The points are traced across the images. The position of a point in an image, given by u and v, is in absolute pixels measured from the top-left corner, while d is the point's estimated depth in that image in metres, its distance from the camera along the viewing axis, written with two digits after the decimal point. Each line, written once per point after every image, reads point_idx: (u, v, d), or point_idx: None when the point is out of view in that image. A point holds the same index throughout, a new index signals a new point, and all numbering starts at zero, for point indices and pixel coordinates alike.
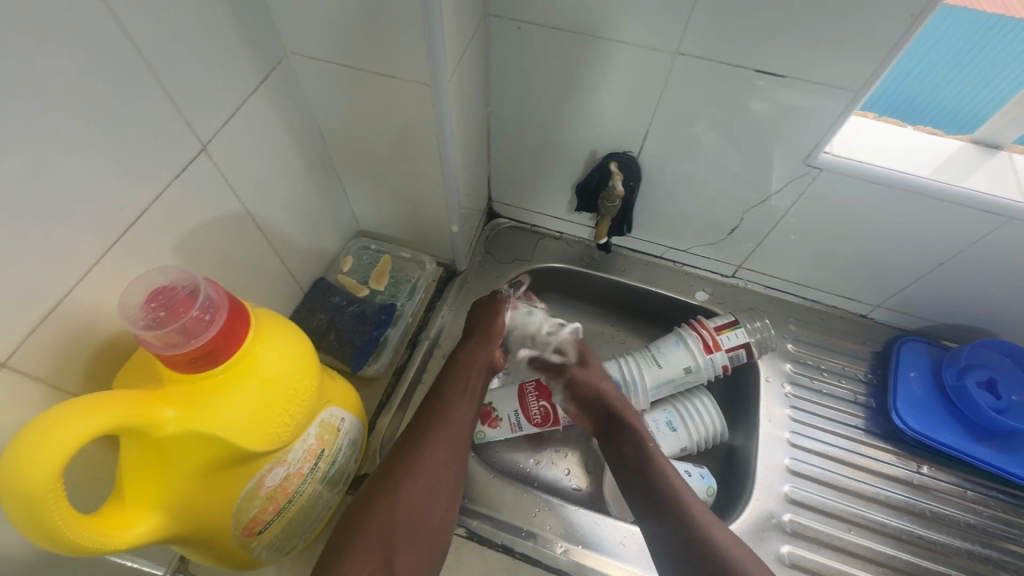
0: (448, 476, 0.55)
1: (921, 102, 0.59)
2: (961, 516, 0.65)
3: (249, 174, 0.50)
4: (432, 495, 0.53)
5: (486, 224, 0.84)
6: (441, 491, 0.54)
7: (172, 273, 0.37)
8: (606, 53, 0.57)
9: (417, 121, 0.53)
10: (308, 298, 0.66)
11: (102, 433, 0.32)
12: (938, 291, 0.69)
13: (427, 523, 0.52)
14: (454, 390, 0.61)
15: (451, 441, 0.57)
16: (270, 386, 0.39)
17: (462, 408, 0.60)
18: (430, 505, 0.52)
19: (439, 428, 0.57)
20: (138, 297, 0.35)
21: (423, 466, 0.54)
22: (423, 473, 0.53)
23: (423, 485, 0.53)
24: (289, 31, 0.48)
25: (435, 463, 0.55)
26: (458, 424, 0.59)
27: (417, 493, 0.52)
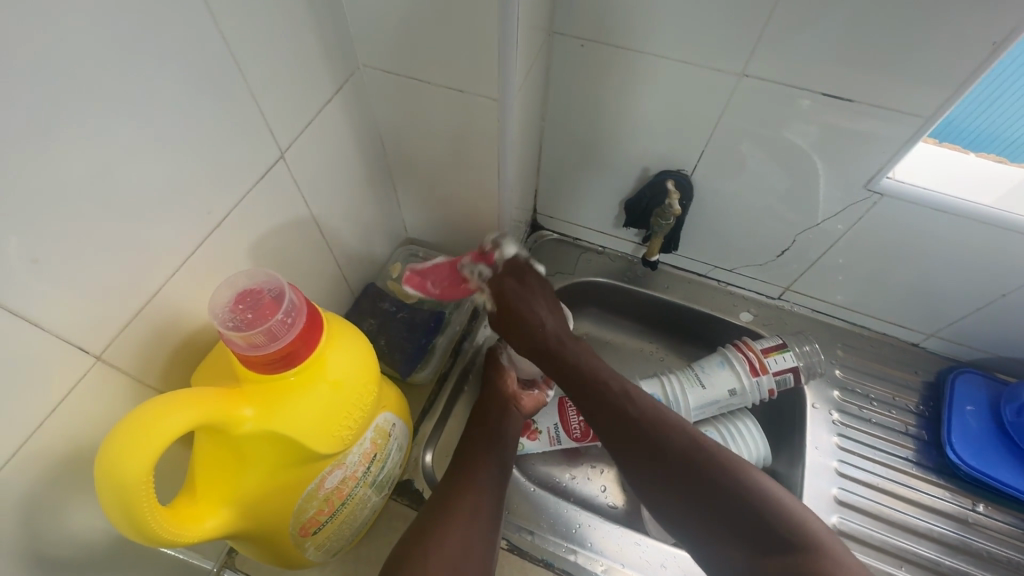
0: (483, 523, 0.53)
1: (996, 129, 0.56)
2: (1019, 558, 0.63)
3: (316, 181, 0.51)
4: (467, 540, 0.50)
5: (529, 235, 0.85)
6: (477, 538, 0.51)
7: (258, 276, 0.38)
8: (668, 73, 0.57)
9: (479, 133, 0.54)
10: (357, 303, 0.66)
11: (188, 428, 0.33)
12: (997, 324, 0.67)
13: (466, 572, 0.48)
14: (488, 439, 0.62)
15: (481, 490, 0.55)
16: (338, 390, 0.40)
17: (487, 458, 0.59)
18: (467, 555, 0.50)
19: (471, 475, 0.57)
20: (226, 297, 0.36)
21: (458, 513, 0.52)
22: (456, 519, 0.52)
23: (456, 534, 0.50)
24: (364, 44, 0.50)
25: (469, 510, 0.53)
26: (488, 474, 0.58)
27: (455, 541, 0.50)
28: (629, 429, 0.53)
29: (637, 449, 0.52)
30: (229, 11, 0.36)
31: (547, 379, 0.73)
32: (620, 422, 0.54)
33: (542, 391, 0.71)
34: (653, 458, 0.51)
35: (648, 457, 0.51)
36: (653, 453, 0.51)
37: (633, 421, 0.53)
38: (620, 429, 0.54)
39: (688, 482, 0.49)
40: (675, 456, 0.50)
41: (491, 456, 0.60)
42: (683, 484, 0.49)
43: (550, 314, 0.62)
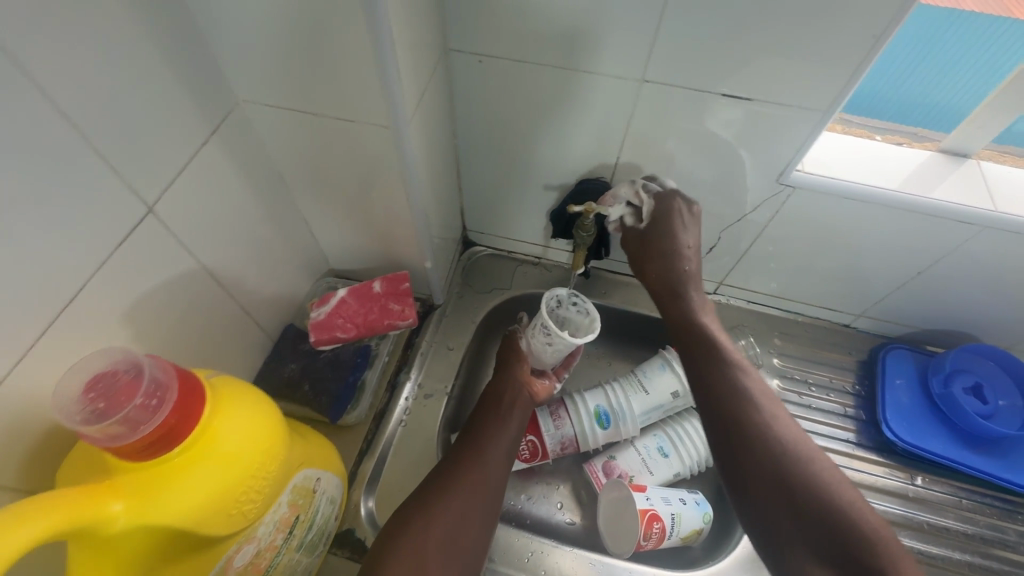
0: (482, 499, 0.54)
1: (891, 96, 0.59)
2: (959, 526, 0.65)
3: (203, 228, 0.47)
4: (465, 512, 0.52)
5: (462, 253, 0.82)
6: (474, 516, 0.53)
7: (107, 354, 0.33)
8: (572, 82, 0.56)
9: (381, 161, 0.52)
10: (276, 348, 0.62)
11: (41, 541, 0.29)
12: (917, 300, 0.69)
13: (462, 542, 0.51)
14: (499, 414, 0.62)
15: (487, 468, 0.56)
16: (231, 465, 0.36)
17: (499, 437, 0.60)
18: (463, 530, 0.52)
19: (475, 455, 0.57)
20: (73, 387, 0.31)
21: (460, 489, 0.54)
22: (456, 497, 0.53)
23: (459, 510, 0.52)
24: (239, 78, 0.46)
25: (474, 489, 0.54)
26: (493, 454, 0.58)
27: (454, 517, 0.52)
28: (734, 409, 0.51)
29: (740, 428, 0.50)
30: (49, 64, 0.32)
31: (558, 370, 0.72)
32: (732, 400, 0.52)
33: (552, 381, 0.70)
34: (750, 440, 0.49)
35: (744, 437, 0.50)
36: (751, 437, 0.49)
37: (737, 401, 0.52)
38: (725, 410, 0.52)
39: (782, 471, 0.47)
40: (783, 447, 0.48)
41: (502, 436, 0.60)
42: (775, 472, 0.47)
43: (689, 232, 0.61)
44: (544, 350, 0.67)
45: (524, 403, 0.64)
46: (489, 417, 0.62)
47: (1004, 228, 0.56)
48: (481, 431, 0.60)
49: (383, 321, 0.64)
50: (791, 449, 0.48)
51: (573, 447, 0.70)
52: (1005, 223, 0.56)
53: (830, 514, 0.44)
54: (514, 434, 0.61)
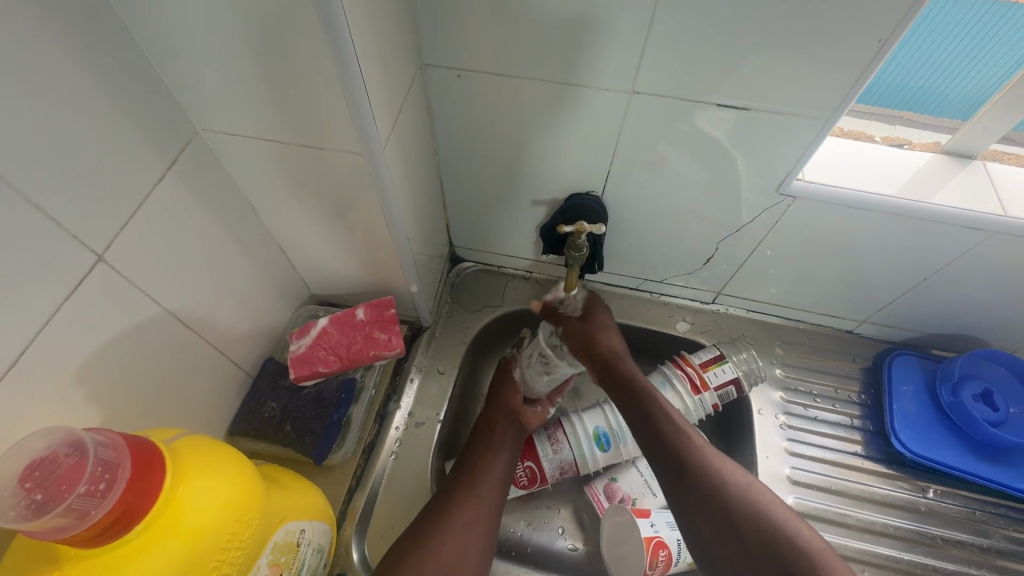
0: (478, 536, 0.51)
1: (909, 86, 0.54)
2: (972, 539, 0.63)
3: (165, 270, 0.44)
4: (462, 551, 0.50)
5: (450, 270, 0.79)
6: (472, 552, 0.50)
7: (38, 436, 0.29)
8: (555, 96, 0.53)
9: (357, 188, 0.48)
10: (256, 385, 0.58)
11: None
12: (923, 305, 0.67)
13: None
14: (490, 447, 0.60)
15: (483, 499, 0.54)
16: (199, 539, 0.33)
17: (495, 466, 0.58)
18: (459, 566, 0.49)
19: (470, 484, 0.55)
20: (7, 479, 0.28)
21: (456, 521, 0.51)
22: (452, 531, 0.51)
23: (455, 545, 0.50)
24: (197, 108, 0.43)
25: (470, 521, 0.52)
26: (489, 483, 0.56)
27: (450, 552, 0.49)
28: (727, 533, 0.47)
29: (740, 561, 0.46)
30: None
31: (552, 397, 0.69)
32: (718, 525, 0.48)
33: (545, 409, 0.66)
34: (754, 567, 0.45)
35: (698, 497, 0.49)
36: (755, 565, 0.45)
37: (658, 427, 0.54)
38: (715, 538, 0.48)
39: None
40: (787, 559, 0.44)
41: (498, 463, 0.58)
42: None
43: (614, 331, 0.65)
44: (540, 381, 0.67)
45: (515, 433, 0.63)
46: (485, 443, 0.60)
47: (1014, 233, 0.54)
48: (473, 464, 0.57)
49: (367, 350, 0.61)
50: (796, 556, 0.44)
51: (572, 471, 0.67)
52: (1015, 228, 0.53)
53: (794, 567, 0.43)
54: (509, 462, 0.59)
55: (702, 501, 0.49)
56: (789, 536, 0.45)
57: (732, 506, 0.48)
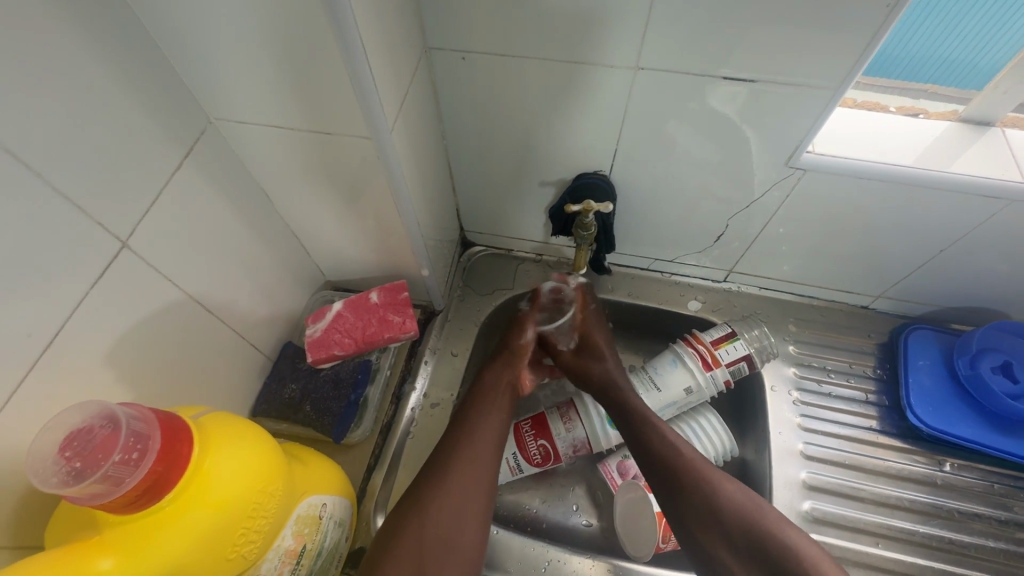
0: (478, 499, 0.55)
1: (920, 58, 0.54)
2: (990, 512, 0.63)
3: (185, 257, 0.46)
4: (460, 511, 0.53)
5: (461, 255, 0.80)
6: (470, 514, 0.53)
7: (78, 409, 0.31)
8: (560, 74, 0.53)
9: (366, 172, 0.49)
10: (276, 368, 0.60)
11: None
12: (939, 278, 0.66)
13: (459, 537, 0.52)
14: (484, 405, 0.62)
15: (479, 462, 0.57)
16: (225, 509, 0.35)
17: (489, 429, 0.60)
18: (458, 525, 0.52)
19: (466, 447, 0.57)
20: (49, 448, 0.30)
21: (453, 486, 0.54)
22: (450, 494, 0.54)
23: (453, 506, 0.53)
24: (211, 97, 0.44)
25: (467, 483, 0.55)
26: (483, 446, 0.58)
27: (447, 513, 0.52)
28: (723, 540, 0.51)
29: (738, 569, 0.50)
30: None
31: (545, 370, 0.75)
32: (711, 536, 0.52)
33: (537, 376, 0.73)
34: (748, 569, 0.50)
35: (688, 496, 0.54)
36: (747, 564, 0.50)
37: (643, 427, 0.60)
38: (713, 548, 0.52)
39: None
40: (781, 562, 0.48)
41: (491, 427, 0.60)
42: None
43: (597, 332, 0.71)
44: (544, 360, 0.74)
45: (507, 388, 0.66)
46: (478, 406, 0.62)
47: None
48: (471, 420, 0.60)
49: (382, 333, 0.62)
50: (781, 558, 0.48)
51: (585, 449, 0.68)
52: None
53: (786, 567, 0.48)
54: (501, 426, 0.62)
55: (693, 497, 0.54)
56: (772, 540, 0.50)
57: (726, 513, 0.52)
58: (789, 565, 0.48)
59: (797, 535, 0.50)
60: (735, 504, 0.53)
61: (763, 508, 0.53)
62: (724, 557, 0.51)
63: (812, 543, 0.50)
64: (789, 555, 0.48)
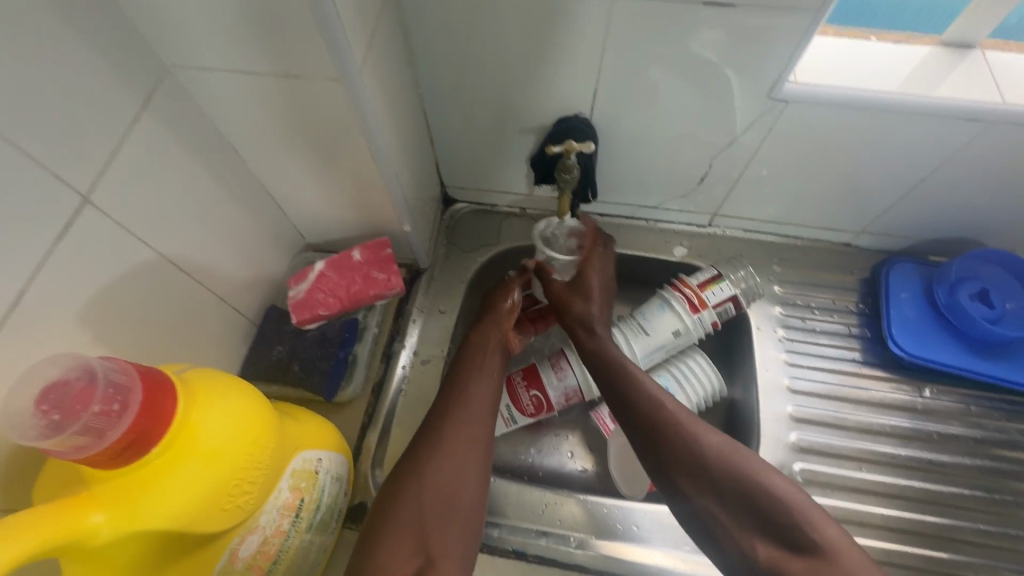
0: (474, 459, 0.55)
1: None
2: (967, 432, 0.65)
3: (153, 215, 0.44)
4: (459, 471, 0.54)
5: (443, 212, 0.79)
6: (468, 473, 0.54)
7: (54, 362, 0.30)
8: (534, 7, 0.50)
9: (337, 120, 0.47)
10: (260, 332, 0.59)
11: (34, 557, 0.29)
12: (921, 209, 0.66)
13: (458, 499, 0.53)
14: (473, 370, 0.61)
15: (472, 425, 0.57)
16: (216, 460, 0.34)
17: (482, 392, 0.60)
18: (458, 484, 0.53)
19: (459, 411, 0.57)
20: (25, 402, 0.29)
21: (449, 449, 0.54)
22: (446, 457, 0.54)
23: (450, 470, 0.53)
24: (164, 42, 0.41)
25: (462, 446, 0.55)
26: (476, 408, 0.58)
27: (445, 478, 0.53)
28: (712, 489, 0.51)
29: (725, 515, 0.50)
30: None
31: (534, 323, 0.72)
32: (700, 484, 0.52)
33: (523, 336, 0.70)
34: (736, 518, 0.49)
35: (677, 449, 0.54)
36: (734, 515, 0.50)
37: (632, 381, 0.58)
38: (700, 498, 0.51)
39: (771, 545, 0.47)
40: (767, 511, 0.48)
41: (484, 386, 0.60)
42: (768, 554, 0.47)
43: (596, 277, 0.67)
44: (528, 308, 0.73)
45: (496, 350, 0.64)
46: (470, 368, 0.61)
47: (1016, 121, 0.52)
48: (462, 385, 0.60)
49: (368, 290, 0.61)
50: (770, 505, 0.48)
51: (577, 398, 0.69)
52: (1016, 116, 0.52)
53: (777, 514, 0.48)
54: (492, 388, 0.61)
55: (682, 449, 0.53)
56: (760, 486, 0.49)
57: (711, 463, 0.52)
58: (778, 515, 0.48)
59: (781, 481, 0.50)
60: (720, 453, 0.52)
61: (746, 456, 0.52)
62: (712, 507, 0.51)
63: (799, 488, 0.50)
64: (777, 502, 0.48)
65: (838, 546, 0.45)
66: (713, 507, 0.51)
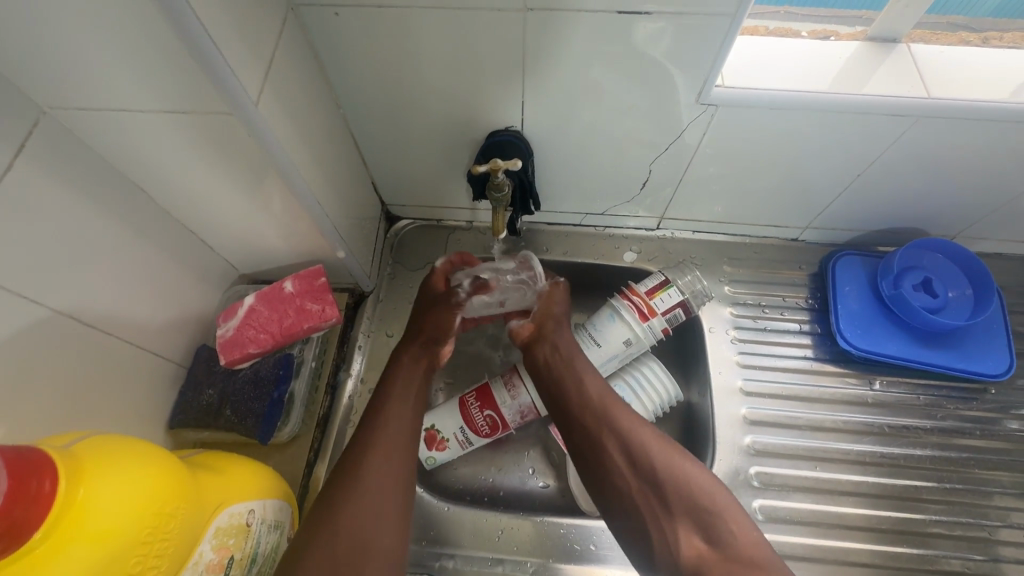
0: (388, 496, 0.50)
1: None
2: (918, 422, 0.66)
3: (41, 268, 0.41)
4: (376, 503, 0.49)
5: (387, 231, 0.76)
6: (387, 512, 0.49)
7: None
8: (447, 23, 0.48)
9: (242, 152, 0.44)
10: (190, 375, 0.56)
11: None
12: (862, 203, 0.66)
13: (368, 547, 0.47)
14: (393, 393, 0.57)
15: (391, 450, 0.53)
16: (111, 537, 0.32)
17: (401, 412, 0.56)
18: (375, 524, 0.48)
19: (381, 434, 0.53)
20: None
21: (368, 477, 0.50)
22: (365, 483, 0.50)
23: (369, 508, 0.49)
24: (35, 83, 0.38)
25: (380, 479, 0.51)
26: (397, 434, 0.54)
27: (362, 515, 0.48)
28: (638, 488, 0.52)
29: (650, 513, 0.51)
30: None
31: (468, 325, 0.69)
32: (629, 485, 0.52)
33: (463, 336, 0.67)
34: (664, 516, 0.51)
35: (604, 452, 0.54)
36: (663, 510, 0.51)
37: (561, 388, 0.59)
38: (634, 500, 0.52)
39: (697, 539, 0.49)
40: (690, 504, 0.50)
41: (402, 416, 0.56)
42: (693, 548, 0.49)
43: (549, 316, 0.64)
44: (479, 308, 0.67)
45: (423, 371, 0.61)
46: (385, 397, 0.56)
47: (942, 115, 0.52)
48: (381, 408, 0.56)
49: (301, 323, 0.58)
50: (690, 497, 0.50)
51: (532, 415, 0.67)
52: (942, 110, 0.52)
53: (696, 505, 0.50)
54: (414, 410, 0.58)
55: (608, 453, 0.54)
56: (680, 478, 0.51)
57: (641, 459, 0.53)
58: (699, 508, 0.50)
59: (700, 472, 0.52)
60: (649, 449, 0.53)
61: (668, 448, 0.54)
62: (642, 505, 0.52)
63: (714, 476, 0.52)
64: (696, 492, 0.50)
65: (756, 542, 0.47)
66: (641, 503, 0.52)
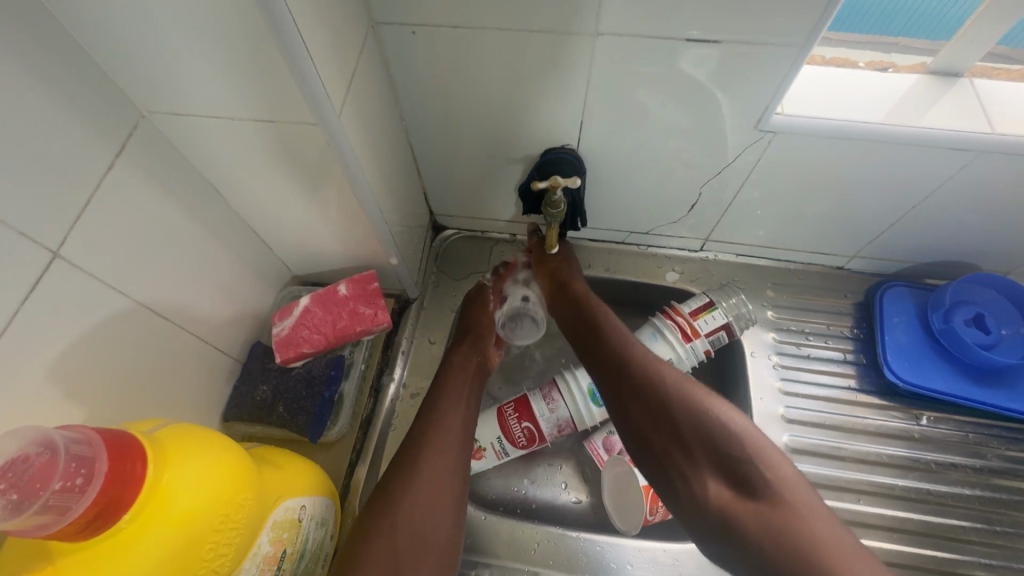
0: (448, 486, 0.53)
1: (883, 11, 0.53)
2: (966, 461, 0.64)
3: (126, 262, 0.43)
4: (434, 502, 0.51)
5: (434, 239, 0.78)
6: (445, 506, 0.52)
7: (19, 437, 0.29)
8: (517, 44, 0.50)
9: (316, 159, 0.46)
10: (245, 370, 0.58)
11: None
12: (914, 235, 0.66)
13: (427, 538, 0.49)
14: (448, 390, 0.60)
15: (450, 453, 0.55)
16: (190, 522, 0.33)
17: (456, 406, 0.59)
18: (434, 520, 0.50)
19: (438, 434, 0.55)
20: None
21: (423, 479, 0.52)
22: (421, 490, 0.51)
23: (419, 515, 0.50)
24: (137, 89, 0.41)
25: (434, 474, 0.53)
26: (451, 434, 0.56)
27: (418, 506, 0.50)
28: (669, 429, 0.51)
29: (680, 457, 0.50)
30: None
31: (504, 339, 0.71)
32: (658, 427, 0.52)
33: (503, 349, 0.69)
34: (690, 459, 0.49)
35: (636, 394, 0.54)
36: (690, 452, 0.49)
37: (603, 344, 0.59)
38: (660, 445, 0.51)
39: (722, 485, 0.47)
40: (721, 447, 0.48)
41: (454, 411, 0.58)
42: (717, 491, 0.47)
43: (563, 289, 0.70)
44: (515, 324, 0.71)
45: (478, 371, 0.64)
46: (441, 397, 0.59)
47: (1006, 151, 0.52)
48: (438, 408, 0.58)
49: (354, 326, 0.60)
50: (722, 441, 0.48)
51: (569, 429, 0.67)
52: (1006, 146, 0.51)
53: (726, 447, 0.48)
54: (470, 409, 0.60)
55: (639, 397, 0.53)
56: (710, 419, 0.49)
57: (671, 402, 0.52)
58: (733, 451, 0.48)
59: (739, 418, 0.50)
60: (678, 385, 0.53)
61: (700, 390, 0.53)
62: (668, 446, 0.51)
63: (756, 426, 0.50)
64: (728, 436, 0.48)
65: (790, 484, 0.45)
66: (669, 448, 0.50)
